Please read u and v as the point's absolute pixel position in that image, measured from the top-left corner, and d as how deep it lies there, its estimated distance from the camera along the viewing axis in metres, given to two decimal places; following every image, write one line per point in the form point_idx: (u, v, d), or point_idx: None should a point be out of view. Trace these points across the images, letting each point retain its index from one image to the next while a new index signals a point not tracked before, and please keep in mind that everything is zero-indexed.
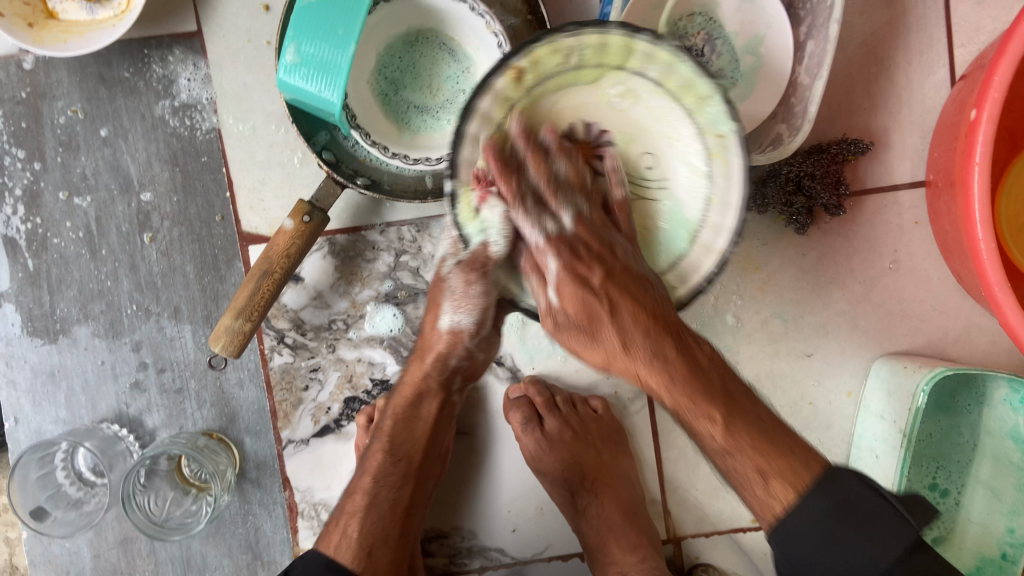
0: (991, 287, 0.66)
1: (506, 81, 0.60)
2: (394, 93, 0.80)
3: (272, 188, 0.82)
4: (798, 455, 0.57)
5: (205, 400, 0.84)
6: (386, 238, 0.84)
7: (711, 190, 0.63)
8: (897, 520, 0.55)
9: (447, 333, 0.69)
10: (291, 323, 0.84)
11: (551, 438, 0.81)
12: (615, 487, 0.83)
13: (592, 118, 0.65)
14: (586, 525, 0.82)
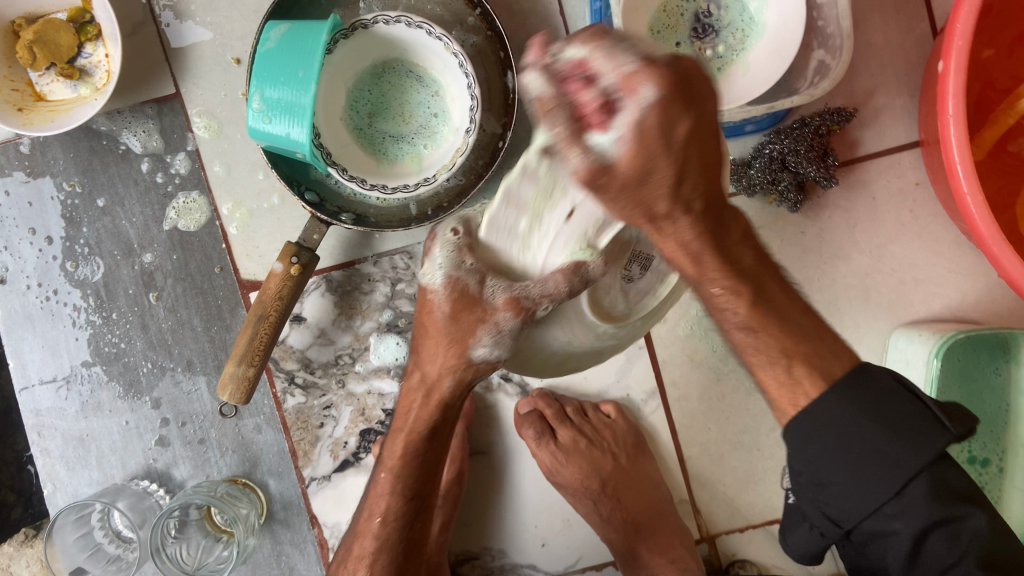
0: (984, 238, 0.63)
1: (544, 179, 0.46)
2: (368, 126, 0.81)
3: (264, 234, 0.84)
4: (826, 344, 0.50)
5: (227, 447, 0.86)
6: (380, 268, 0.84)
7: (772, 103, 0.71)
8: (930, 431, 0.47)
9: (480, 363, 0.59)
10: (299, 362, 0.85)
11: (565, 449, 0.80)
12: (637, 490, 0.80)
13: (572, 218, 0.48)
14: (611, 530, 0.80)
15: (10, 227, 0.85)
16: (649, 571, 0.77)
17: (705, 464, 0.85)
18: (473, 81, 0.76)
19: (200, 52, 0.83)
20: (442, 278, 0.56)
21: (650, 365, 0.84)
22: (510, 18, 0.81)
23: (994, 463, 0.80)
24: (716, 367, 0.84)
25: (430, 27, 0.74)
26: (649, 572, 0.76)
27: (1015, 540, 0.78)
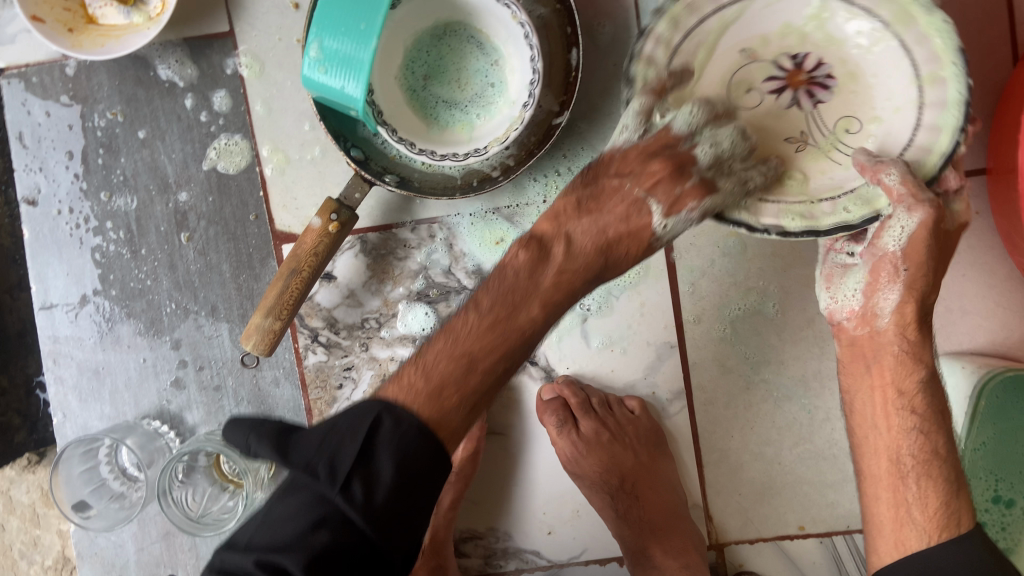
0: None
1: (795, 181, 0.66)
2: (422, 89, 0.79)
3: (304, 186, 0.82)
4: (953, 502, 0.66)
5: (243, 397, 0.85)
6: (417, 235, 0.83)
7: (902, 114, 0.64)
8: None
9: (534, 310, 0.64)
10: (325, 321, 0.84)
11: (586, 439, 0.79)
12: (656, 489, 0.80)
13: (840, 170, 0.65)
14: (624, 527, 0.80)
15: (46, 147, 0.83)
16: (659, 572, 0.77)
17: (723, 471, 0.83)
18: (536, 54, 0.73)
19: None
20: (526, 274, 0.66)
21: (679, 365, 0.83)
22: None
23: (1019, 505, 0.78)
24: (746, 375, 0.83)
25: None
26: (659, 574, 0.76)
27: None
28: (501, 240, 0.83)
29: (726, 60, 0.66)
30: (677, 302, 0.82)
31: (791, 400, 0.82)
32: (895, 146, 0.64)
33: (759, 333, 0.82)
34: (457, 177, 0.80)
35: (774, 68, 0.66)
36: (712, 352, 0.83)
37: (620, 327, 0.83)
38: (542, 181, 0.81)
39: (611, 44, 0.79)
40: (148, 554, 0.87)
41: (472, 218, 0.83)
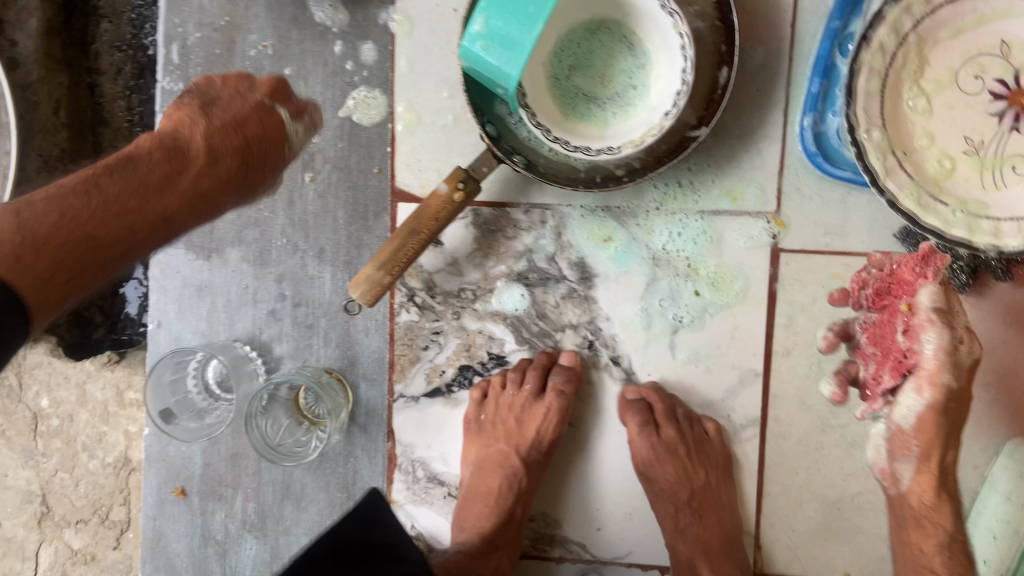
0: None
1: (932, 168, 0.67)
2: (565, 78, 0.80)
3: (430, 150, 0.84)
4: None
5: (331, 340, 0.88)
6: (529, 218, 0.84)
7: None
8: None
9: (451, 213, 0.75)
10: (423, 283, 0.86)
11: (665, 445, 0.81)
12: (717, 510, 0.83)
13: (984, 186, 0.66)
14: (681, 541, 0.82)
15: (193, 66, 0.85)
16: None
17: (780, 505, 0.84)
18: (690, 66, 0.74)
19: None
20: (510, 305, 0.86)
21: (759, 394, 0.84)
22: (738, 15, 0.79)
23: None
24: (824, 418, 0.83)
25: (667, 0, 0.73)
26: None
27: None
28: (609, 238, 0.84)
29: (950, 57, 0.66)
30: (769, 333, 0.83)
31: (862, 450, 0.83)
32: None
33: (844, 378, 0.83)
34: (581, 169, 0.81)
35: (927, 125, 0.67)
36: (794, 388, 0.83)
37: (708, 346, 0.84)
38: (662, 189, 0.83)
39: (760, 69, 0.80)
40: (214, 471, 0.90)
41: (584, 214, 0.84)
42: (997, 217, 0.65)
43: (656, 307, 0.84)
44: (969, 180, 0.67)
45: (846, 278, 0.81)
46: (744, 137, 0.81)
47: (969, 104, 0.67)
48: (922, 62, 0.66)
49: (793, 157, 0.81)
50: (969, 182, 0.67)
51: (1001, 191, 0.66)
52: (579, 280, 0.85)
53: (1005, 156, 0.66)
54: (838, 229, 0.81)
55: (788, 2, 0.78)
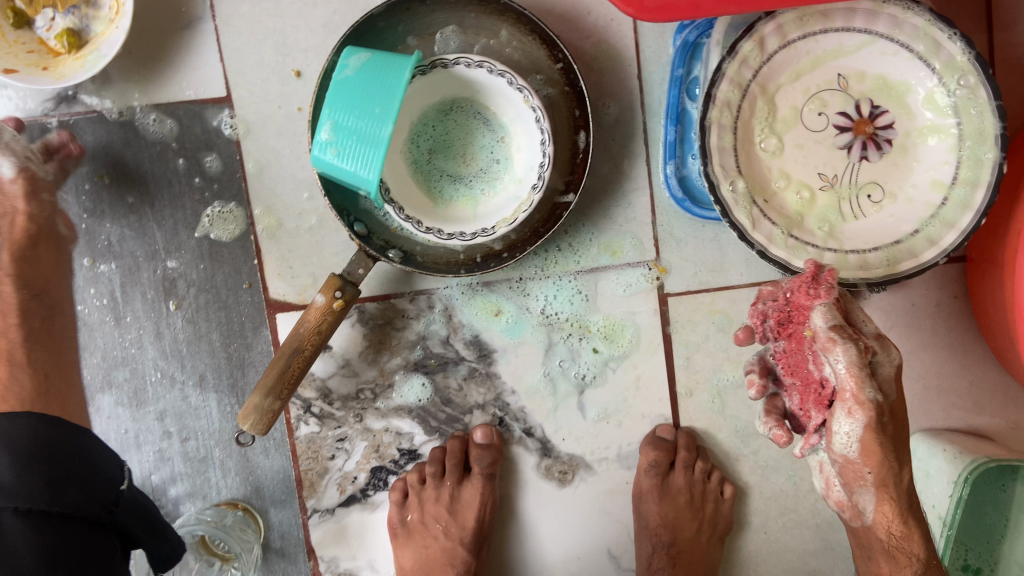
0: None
1: (794, 205, 0.68)
2: (427, 162, 0.78)
3: (300, 255, 0.80)
4: None
5: (230, 469, 0.83)
6: (416, 305, 0.82)
7: (929, 202, 0.66)
8: None
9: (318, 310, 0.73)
10: (318, 391, 0.82)
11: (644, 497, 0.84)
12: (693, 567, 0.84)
13: (844, 215, 0.68)
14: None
15: None
16: None
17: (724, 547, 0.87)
18: (548, 138, 0.74)
19: (259, 57, 0.78)
20: (412, 394, 0.83)
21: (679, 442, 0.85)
22: (586, 74, 0.79)
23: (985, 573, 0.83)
24: (736, 448, 0.85)
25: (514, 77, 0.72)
26: None
27: None
28: (498, 311, 0.82)
29: (793, 97, 0.68)
30: (671, 376, 0.84)
31: (777, 471, 0.85)
32: (906, 228, 0.67)
33: (749, 406, 0.84)
34: (459, 252, 0.79)
35: (786, 169, 0.69)
36: (705, 425, 0.85)
37: (615, 400, 0.84)
38: (542, 256, 0.81)
39: (615, 124, 0.80)
40: None
41: (468, 291, 0.82)
42: (858, 249, 0.67)
43: (558, 371, 0.83)
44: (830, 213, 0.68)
45: (733, 311, 0.83)
46: (612, 193, 0.81)
47: (817, 141, 0.69)
48: (769, 104, 0.68)
49: (662, 205, 0.81)
50: (830, 214, 0.68)
51: (857, 221, 0.68)
52: (478, 359, 0.83)
53: (858, 186, 0.68)
54: (718, 265, 0.82)
55: (632, 56, 0.79)
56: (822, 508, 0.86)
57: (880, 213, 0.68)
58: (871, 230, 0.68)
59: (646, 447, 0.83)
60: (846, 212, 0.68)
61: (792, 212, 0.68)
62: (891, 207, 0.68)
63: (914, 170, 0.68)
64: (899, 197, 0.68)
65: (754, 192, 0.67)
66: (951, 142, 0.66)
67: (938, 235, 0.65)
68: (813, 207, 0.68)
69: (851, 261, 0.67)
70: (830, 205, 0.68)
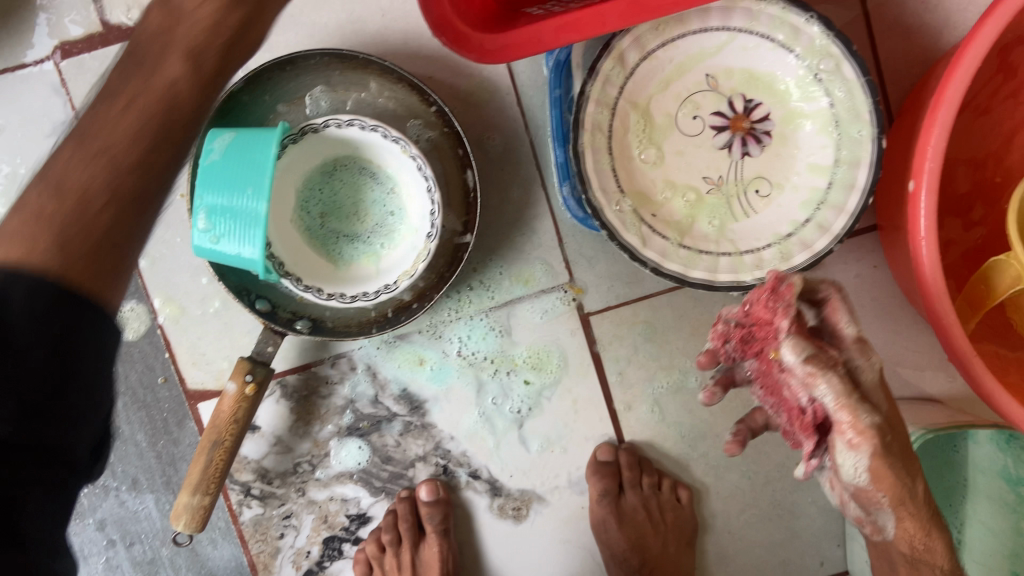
0: (944, 326, 0.62)
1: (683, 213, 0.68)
2: (321, 227, 0.77)
3: (211, 340, 0.79)
4: None
5: (181, 566, 0.82)
6: (337, 370, 0.81)
7: (818, 188, 0.65)
8: None
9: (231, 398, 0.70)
10: (255, 473, 0.81)
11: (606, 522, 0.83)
12: None
13: (734, 217, 0.67)
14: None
15: None
16: None
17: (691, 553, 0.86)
18: (433, 183, 0.72)
19: None
20: (349, 459, 0.82)
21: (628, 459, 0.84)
22: (464, 110, 0.78)
23: (953, 537, 0.83)
24: (685, 453, 0.85)
25: (386, 130, 0.71)
26: None
27: None
28: (421, 360, 0.81)
29: (666, 104, 0.67)
30: (607, 394, 0.83)
31: (731, 469, 0.85)
32: (796, 219, 0.66)
33: (691, 410, 0.83)
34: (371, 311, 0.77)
35: (669, 179, 0.68)
36: (650, 435, 0.84)
37: (556, 428, 0.83)
38: (454, 298, 0.81)
39: (503, 154, 0.79)
40: None
41: (388, 347, 0.81)
42: (752, 248, 0.66)
43: (494, 409, 0.82)
44: (720, 215, 0.67)
45: (655, 320, 0.82)
46: (514, 224, 0.80)
47: (696, 145, 0.68)
48: (643, 116, 0.67)
49: (566, 227, 0.80)
50: (721, 216, 0.67)
51: (748, 219, 0.67)
52: (410, 412, 0.82)
53: (743, 182, 0.67)
54: (633, 275, 0.81)
55: (507, 83, 0.78)
56: (783, 499, 0.84)
57: (771, 205, 0.67)
58: (762, 226, 0.67)
59: (592, 478, 0.82)
60: (737, 212, 0.67)
61: (682, 220, 0.68)
62: (781, 198, 0.67)
63: (796, 159, 0.67)
64: (787, 186, 0.67)
65: (639, 208, 0.67)
66: (829, 125, 0.65)
67: (828, 222, 0.64)
68: (701, 212, 0.68)
69: (750, 262, 0.66)
70: (720, 209, 0.68)
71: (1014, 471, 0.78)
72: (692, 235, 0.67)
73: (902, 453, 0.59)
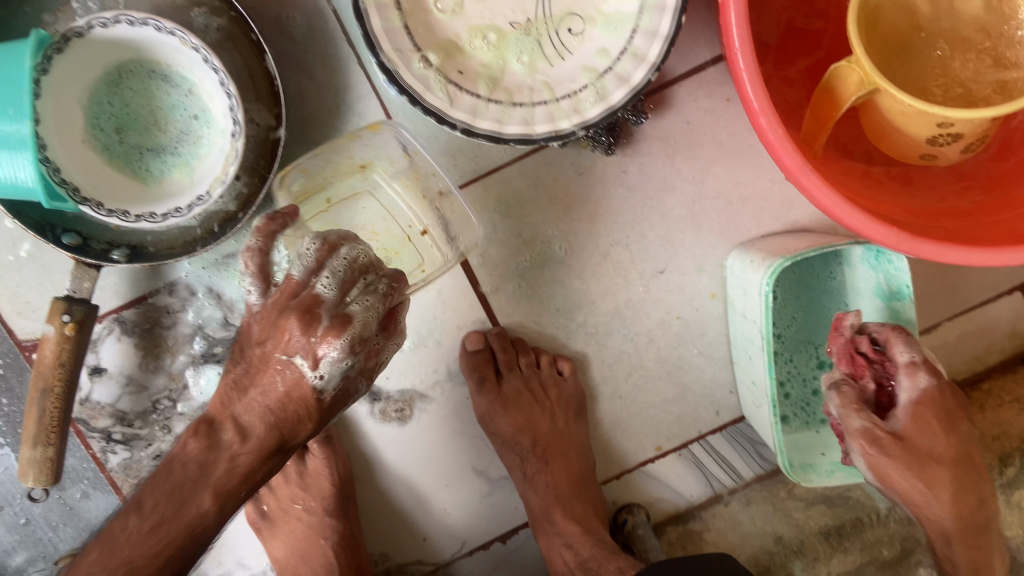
0: (774, 146, 0.58)
1: (487, 63, 0.61)
2: (121, 143, 0.70)
3: (32, 285, 0.74)
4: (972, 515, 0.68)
5: (57, 521, 0.79)
6: (178, 297, 0.75)
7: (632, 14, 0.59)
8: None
9: (50, 339, 0.66)
10: (112, 417, 0.76)
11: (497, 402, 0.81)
12: (566, 455, 0.82)
13: (546, 60, 0.61)
14: (532, 492, 0.81)
15: None
16: (563, 538, 0.78)
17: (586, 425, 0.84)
18: (225, 77, 0.64)
19: None
20: (208, 388, 0.77)
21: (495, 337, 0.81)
22: None
23: None
24: (563, 327, 0.82)
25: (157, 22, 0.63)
26: (563, 539, 0.78)
27: None
28: None
29: None
30: (471, 277, 0.80)
31: (612, 335, 0.82)
32: (612, 53, 0.60)
33: (560, 281, 0.80)
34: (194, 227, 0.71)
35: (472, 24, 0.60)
36: (523, 314, 0.82)
37: (425, 321, 0.80)
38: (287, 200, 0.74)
39: (309, 35, 0.72)
40: None
41: (221, 266, 0.75)
42: (568, 93, 0.61)
43: None
44: (530, 62, 0.61)
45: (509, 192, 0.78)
46: (336, 111, 0.74)
47: None
48: None
49: (395, 106, 0.74)
50: (531, 63, 0.61)
51: (563, 62, 0.61)
52: None
53: (552, 21, 0.61)
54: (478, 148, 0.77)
55: None
56: (667, 356, 0.83)
57: (584, 43, 0.61)
58: (577, 67, 0.61)
59: (467, 370, 0.80)
60: (549, 56, 0.61)
61: (491, 73, 0.61)
62: (595, 33, 0.61)
63: None
64: (602, 17, 0.60)
65: (440, 65, 0.60)
66: None
67: (642, 49, 0.59)
68: (510, 62, 0.61)
69: (569, 109, 0.61)
70: (530, 53, 0.61)
71: (886, 287, 0.73)
72: (504, 86, 0.61)
73: (948, 414, 0.67)
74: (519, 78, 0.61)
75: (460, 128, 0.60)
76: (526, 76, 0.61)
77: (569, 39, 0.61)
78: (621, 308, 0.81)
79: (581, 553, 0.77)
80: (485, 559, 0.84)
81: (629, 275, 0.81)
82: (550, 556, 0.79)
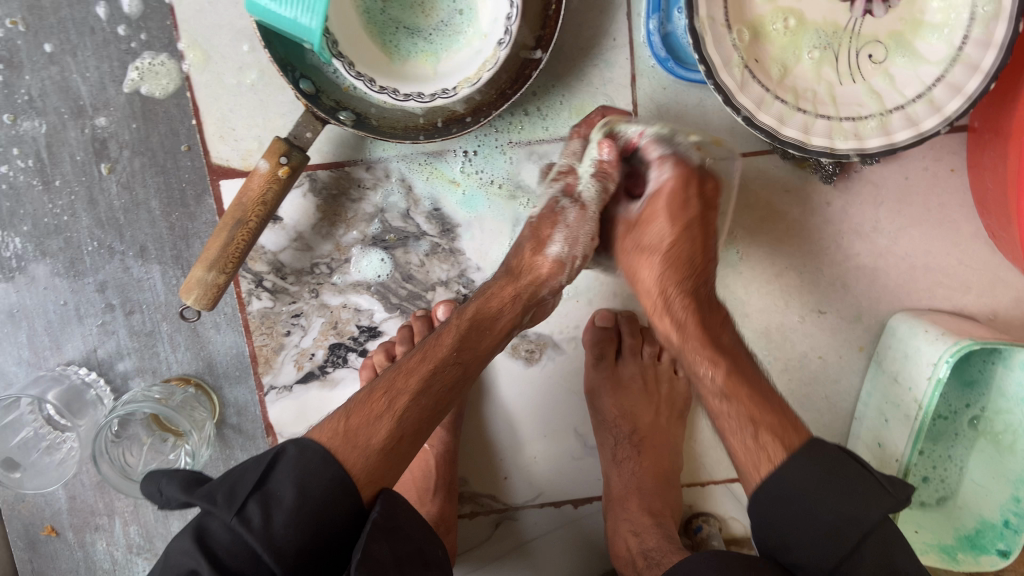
0: None
1: (783, 58, 0.61)
2: (382, 12, 0.70)
3: (243, 115, 0.74)
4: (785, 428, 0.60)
5: (179, 344, 0.79)
6: (373, 175, 0.77)
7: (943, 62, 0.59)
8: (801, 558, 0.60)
9: (261, 174, 0.66)
10: (270, 265, 0.78)
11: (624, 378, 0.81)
12: (659, 450, 0.81)
13: (837, 74, 0.61)
14: (616, 474, 0.80)
15: None
16: (630, 525, 0.76)
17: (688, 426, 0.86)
18: None
19: None
20: (366, 269, 0.78)
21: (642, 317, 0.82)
22: None
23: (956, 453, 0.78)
24: None
25: None
26: (629, 526, 0.76)
27: (964, 533, 0.77)
28: (455, 181, 0.77)
29: None
30: None
31: (751, 352, 0.82)
32: (908, 92, 0.60)
33: (725, 285, 0.81)
34: (417, 113, 0.72)
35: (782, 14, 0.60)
36: None
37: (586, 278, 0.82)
38: (508, 118, 0.75)
39: None
40: (82, 502, 0.82)
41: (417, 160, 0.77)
42: (853, 114, 0.61)
43: None
44: (822, 71, 0.61)
45: None
46: (585, 51, 0.74)
47: None
48: None
49: (643, 66, 0.75)
50: (822, 73, 0.61)
51: (853, 83, 0.61)
52: (440, 234, 0.78)
53: (857, 40, 0.61)
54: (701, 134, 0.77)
55: None
56: (796, 391, 0.83)
57: (881, 71, 0.61)
58: (866, 92, 0.61)
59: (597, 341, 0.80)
60: (842, 71, 0.61)
61: (783, 68, 0.61)
62: (894, 64, 0.61)
63: (921, 25, 0.59)
64: (907, 53, 0.60)
65: (744, 48, 0.60)
66: None
67: (941, 100, 0.59)
68: (801, 65, 0.61)
69: (848, 131, 0.61)
70: (824, 60, 0.61)
71: None
72: (793, 88, 0.61)
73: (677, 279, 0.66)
74: (806, 84, 0.61)
75: (746, 115, 0.60)
76: (813, 82, 0.61)
77: (867, 63, 0.61)
78: (772, 329, 0.82)
79: (646, 541, 0.74)
80: (552, 515, 0.86)
81: (792, 301, 0.81)
82: (615, 539, 0.78)
